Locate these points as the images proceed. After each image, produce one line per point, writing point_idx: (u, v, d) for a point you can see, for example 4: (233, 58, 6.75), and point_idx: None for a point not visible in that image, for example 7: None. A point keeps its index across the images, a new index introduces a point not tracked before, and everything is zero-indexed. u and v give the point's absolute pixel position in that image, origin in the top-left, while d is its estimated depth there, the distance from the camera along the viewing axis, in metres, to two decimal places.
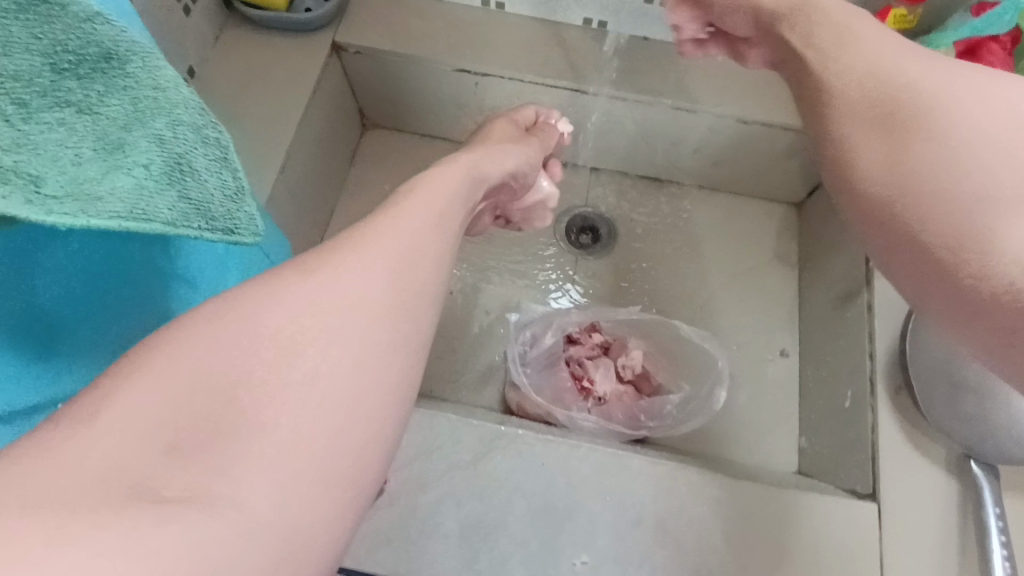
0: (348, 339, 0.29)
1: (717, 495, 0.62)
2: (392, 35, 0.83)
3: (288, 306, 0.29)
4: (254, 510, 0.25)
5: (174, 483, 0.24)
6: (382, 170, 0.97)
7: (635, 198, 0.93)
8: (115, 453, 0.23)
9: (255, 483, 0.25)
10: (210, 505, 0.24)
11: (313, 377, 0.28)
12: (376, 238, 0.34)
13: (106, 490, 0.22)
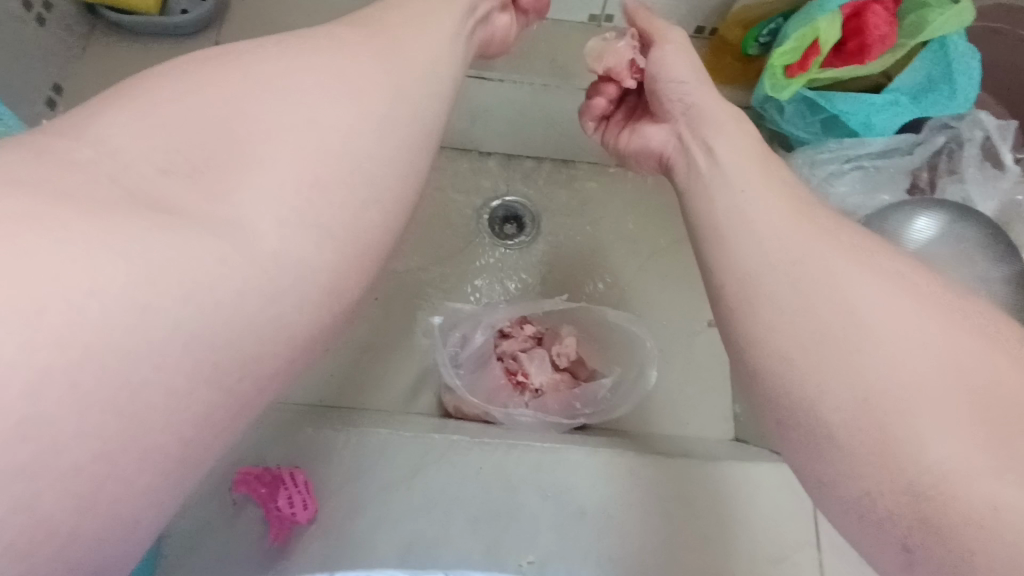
0: (312, 114, 0.36)
1: (656, 475, 0.63)
2: (280, 33, 0.78)
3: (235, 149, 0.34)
4: (239, 224, 0.32)
5: (169, 194, 0.31)
6: None
7: (555, 183, 0.92)
8: (116, 186, 0.30)
9: (240, 193, 0.33)
10: (204, 218, 0.31)
11: (279, 139, 0.35)
12: (315, 53, 0.39)
13: (117, 194, 0.30)
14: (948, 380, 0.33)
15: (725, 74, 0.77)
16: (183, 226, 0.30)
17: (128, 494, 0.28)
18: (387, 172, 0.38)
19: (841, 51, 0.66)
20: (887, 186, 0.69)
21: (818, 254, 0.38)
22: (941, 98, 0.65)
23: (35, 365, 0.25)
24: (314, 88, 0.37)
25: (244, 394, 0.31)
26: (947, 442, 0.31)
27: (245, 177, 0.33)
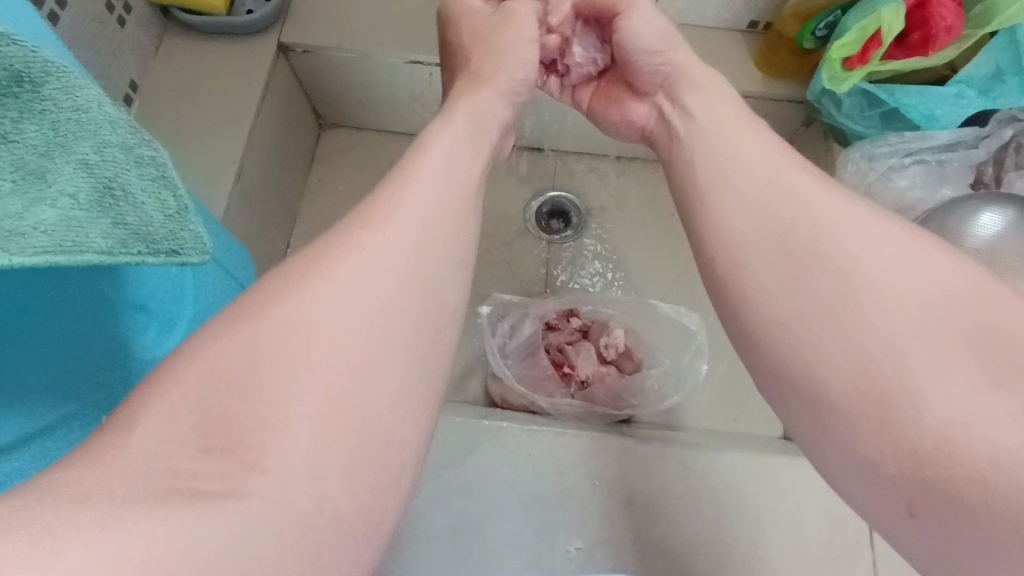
0: (370, 355, 0.31)
1: (706, 473, 0.62)
2: (339, 31, 0.81)
3: (320, 307, 0.31)
4: (282, 507, 0.27)
5: (208, 478, 0.26)
6: (341, 170, 0.95)
7: (603, 176, 0.93)
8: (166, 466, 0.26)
9: (289, 458, 0.28)
10: (253, 498, 0.26)
11: (341, 375, 0.30)
12: (423, 175, 0.38)
13: (153, 488, 0.25)
14: (982, 367, 0.29)
15: (780, 68, 0.77)
16: (233, 516, 0.26)
17: None
18: (436, 315, 0.34)
19: (903, 43, 0.65)
20: (951, 181, 0.67)
21: (826, 202, 0.36)
22: (1008, 92, 0.63)
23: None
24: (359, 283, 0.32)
25: None
26: (969, 415, 0.28)
27: (332, 343, 0.30)
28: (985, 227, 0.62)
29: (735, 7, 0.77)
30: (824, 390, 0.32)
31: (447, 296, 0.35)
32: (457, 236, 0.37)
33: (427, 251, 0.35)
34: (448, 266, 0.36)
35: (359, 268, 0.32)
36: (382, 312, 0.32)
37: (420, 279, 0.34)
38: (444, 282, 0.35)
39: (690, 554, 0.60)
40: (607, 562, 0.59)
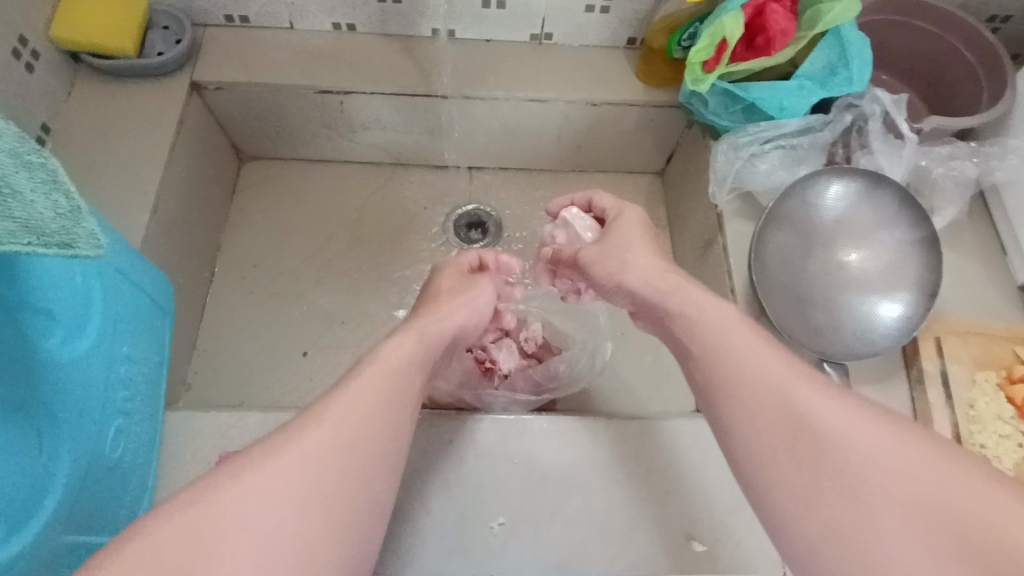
0: (296, 526, 0.39)
1: (617, 443, 0.68)
2: (251, 69, 0.85)
3: (248, 487, 0.39)
4: None
5: None
6: (263, 201, 0.98)
7: (516, 188, 1.01)
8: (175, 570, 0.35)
9: None
10: None
11: (261, 543, 0.37)
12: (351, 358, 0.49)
13: None
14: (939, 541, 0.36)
15: (658, 78, 0.86)
16: None
17: None
18: (359, 484, 0.43)
19: (751, 47, 0.74)
20: (806, 161, 0.76)
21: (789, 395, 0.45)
22: (843, 82, 0.72)
23: None
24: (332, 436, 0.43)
25: None
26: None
27: (259, 520, 0.38)
28: (829, 197, 0.73)
29: (613, 27, 0.86)
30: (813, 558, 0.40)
31: (371, 461, 0.44)
32: (381, 409, 0.46)
33: (346, 428, 0.44)
34: (371, 442, 0.44)
35: (288, 450, 0.41)
36: (306, 486, 0.40)
37: (341, 452, 0.43)
38: (369, 454, 0.44)
39: (605, 518, 0.65)
40: (531, 534, 0.64)
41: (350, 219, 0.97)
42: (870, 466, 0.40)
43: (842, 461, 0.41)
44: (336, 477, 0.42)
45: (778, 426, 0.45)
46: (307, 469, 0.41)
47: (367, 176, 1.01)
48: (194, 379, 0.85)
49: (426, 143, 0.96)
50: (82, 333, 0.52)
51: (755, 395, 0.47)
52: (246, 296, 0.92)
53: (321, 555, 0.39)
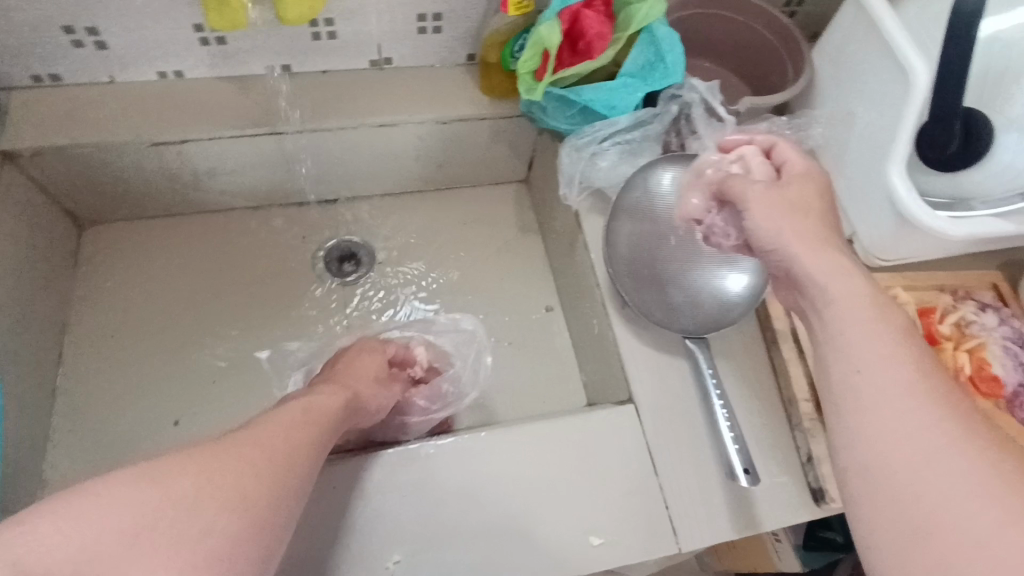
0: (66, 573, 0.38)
1: (502, 456, 0.68)
2: (68, 129, 0.80)
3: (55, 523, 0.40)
4: None
5: None
6: (111, 266, 0.91)
7: (385, 213, 1.00)
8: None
9: None
10: None
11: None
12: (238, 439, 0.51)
13: None
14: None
15: (501, 89, 0.88)
16: None
17: None
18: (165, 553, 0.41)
19: (575, 51, 0.77)
20: (643, 152, 0.80)
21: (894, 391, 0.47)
22: (661, 75, 0.76)
23: None
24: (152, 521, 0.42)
25: None
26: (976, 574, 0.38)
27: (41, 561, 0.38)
28: (664, 183, 0.76)
29: (448, 45, 0.87)
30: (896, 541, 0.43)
31: (191, 535, 0.43)
32: (232, 486, 0.47)
33: (182, 495, 0.44)
34: (201, 513, 0.44)
35: (115, 498, 0.42)
36: (105, 540, 0.40)
37: (164, 513, 0.43)
38: (192, 524, 0.43)
39: (501, 532, 0.65)
40: (428, 565, 0.63)
41: (213, 270, 0.92)
42: (955, 471, 0.42)
43: (916, 453, 0.44)
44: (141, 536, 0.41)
45: (877, 411, 0.47)
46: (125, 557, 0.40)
47: (224, 223, 0.96)
48: (53, 473, 0.78)
49: (282, 183, 0.93)
50: None
51: (873, 383, 0.48)
52: (102, 372, 0.85)
53: None
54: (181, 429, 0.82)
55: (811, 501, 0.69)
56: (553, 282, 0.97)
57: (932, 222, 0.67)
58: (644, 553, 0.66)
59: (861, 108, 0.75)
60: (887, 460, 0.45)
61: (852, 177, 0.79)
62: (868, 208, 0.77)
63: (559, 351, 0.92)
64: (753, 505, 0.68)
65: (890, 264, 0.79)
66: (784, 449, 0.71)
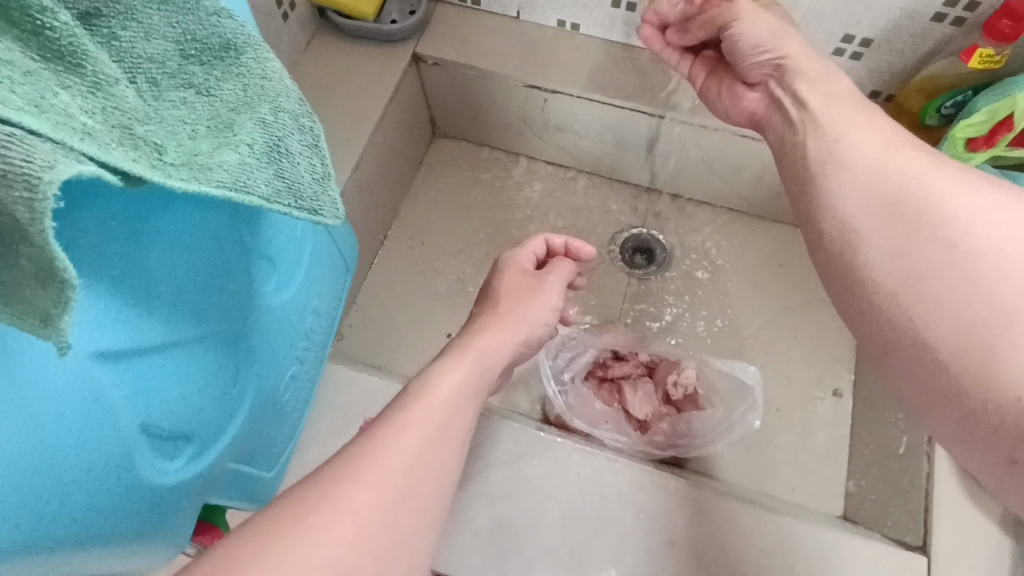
0: (405, 470, 0.44)
1: (757, 537, 0.61)
2: (467, 51, 0.87)
3: (379, 440, 0.44)
4: (344, 538, 0.39)
5: (322, 511, 0.39)
6: (445, 179, 1.00)
7: (695, 221, 0.95)
8: (378, 494, 0.41)
9: (351, 511, 0.40)
10: (323, 531, 0.38)
11: (378, 474, 0.42)
12: (445, 367, 0.53)
13: (310, 501, 0.40)
14: None
15: None
16: (336, 517, 0.39)
17: (324, 556, 0.37)
18: (439, 450, 0.47)
19: None
20: None
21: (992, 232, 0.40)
22: None
23: (295, 519, 0.38)
24: (417, 449, 0.45)
25: (368, 530, 0.40)
26: None
27: (370, 461, 0.43)
28: None
29: (858, 76, 0.76)
30: (928, 345, 0.39)
31: (445, 433, 0.48)
32: (456, 421, 0.50)
33: (440, 434, 0.48)
34: (439, 454, 0.47)
35: (416, 432, 0.46)
36: (411, 448, 0.45)
37: (420, 436, 0.46)
38: (442, 460, 0.47)
39: None
40: None
41: (523, 214, 0.97)
42: None
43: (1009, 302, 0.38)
44: (429, 450, 0.46)
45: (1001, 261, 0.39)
46: (441, 403, 0.49)
47: (546, 174, 1.00)
48: (346, 332, 0.89)
49: (614, 157, 0.93)
50: (294, 275, 0.51)
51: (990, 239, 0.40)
52: (405, 264, 0.95)
53: (391, 483, 0.42)
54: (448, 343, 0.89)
55: None
56: (850, 365, 0.85)
57: None
58: None
59: None
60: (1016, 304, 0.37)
61: None
62: None
63: (829, 441, 0.81)
64: None
65: None
66: None
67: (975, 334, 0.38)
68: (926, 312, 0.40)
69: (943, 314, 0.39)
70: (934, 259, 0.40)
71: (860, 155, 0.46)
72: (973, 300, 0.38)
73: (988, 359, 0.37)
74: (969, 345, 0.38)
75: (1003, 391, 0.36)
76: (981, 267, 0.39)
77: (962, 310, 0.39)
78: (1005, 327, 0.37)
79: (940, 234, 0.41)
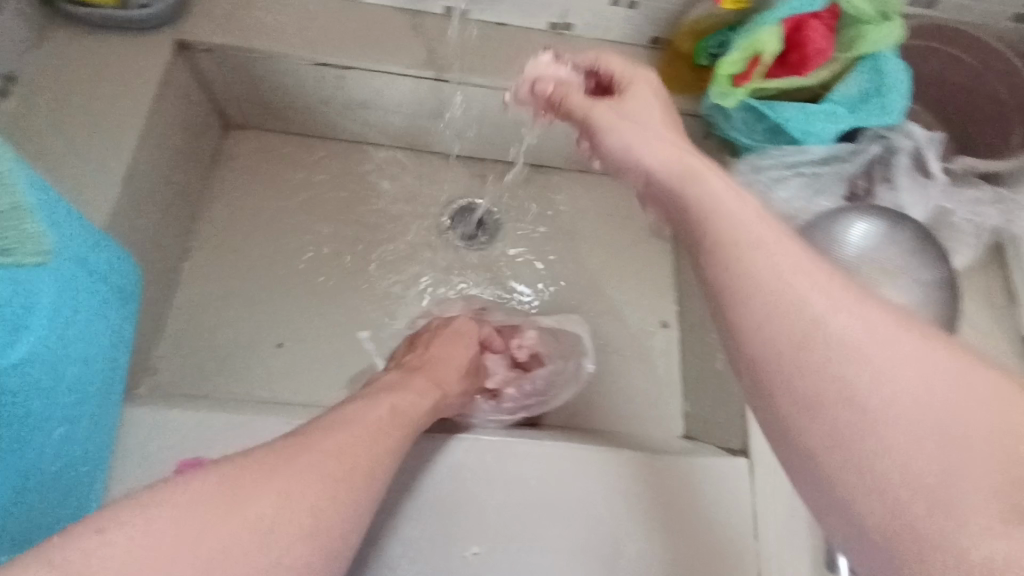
0: (320, 466, 0.44)
1: (603, 479, 0.64)
2: (240, 32, 0.78)
3: (307, 439, 0.46)
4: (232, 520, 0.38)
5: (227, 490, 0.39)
6: (247, 176, 0.91)
7: (518, 183, 0.95)
8: (283, 482, 0.41)
9: (255, 491, 0.40)
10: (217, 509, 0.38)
11: (291, 462, 0.43)
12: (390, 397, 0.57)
13: (221, 481, 0.40)
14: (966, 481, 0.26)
15: (680, 82, 0.80)
16: (232, 498, 0.39)
17: (211, 542, 0.37)
18: (364, 458, 0.47)
19: (784, 63, 0.70)
20: (826, 192, 0.72)
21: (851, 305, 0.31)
22: (876, 113, 0.67)
23: (196, 498, 0.38)
24: (338, 457, 0.45)
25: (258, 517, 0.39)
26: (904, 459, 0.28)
27: (291, 453, 0.43)
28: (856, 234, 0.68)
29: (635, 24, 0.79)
30: (803, 446, 0.31)
31: (371, 446, 0.49)
32: (386, 435, 0.51)
33: (369, 446, 0.49)
34: (360, 460, 0.47)
35: (347, 440, 0.47)
36: (336, 451, 0.46)
37: (344, 445, 0.47)
38: (361, 464, 0.47)
39: (581, 555, 0.62)
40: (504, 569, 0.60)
41: (341, 201, 0.92)
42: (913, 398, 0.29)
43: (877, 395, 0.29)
44: (351, 459, 0.46)
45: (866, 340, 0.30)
46: (377, 422, 0.51)
47: (359, 155, 0.94)
48: (159, 363, 0.80)
49: (425, 129, 0.90)
50: None
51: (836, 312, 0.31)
52: (217, 276, 0.86)
53: (305, 477, 0.42)
54: (281, 353, 0.82)
55: None
56: (673, 296, 0.91)
57: None
58: None
59: None
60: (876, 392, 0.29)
61: None
62: None
63: (665, 370, 0.87)
64: None
65: None
66: None
67: (851, 442, 0.29)
68: (789, 409, 0.31)
69: (811, 417, 0.30)
70: (786, 338, 0.32)
71: (710, 224, 0.38)
72: (841, 390, 0.30)
73: (857, 468, 0.29)
74: (838, 450, 0.29)
75: (872, 504, 0.28)
76: (906, 441, 0.28)
77: (823, 404, 0.30)
78: (879, 433, 0.28)
79: (784, 308, 0.33)
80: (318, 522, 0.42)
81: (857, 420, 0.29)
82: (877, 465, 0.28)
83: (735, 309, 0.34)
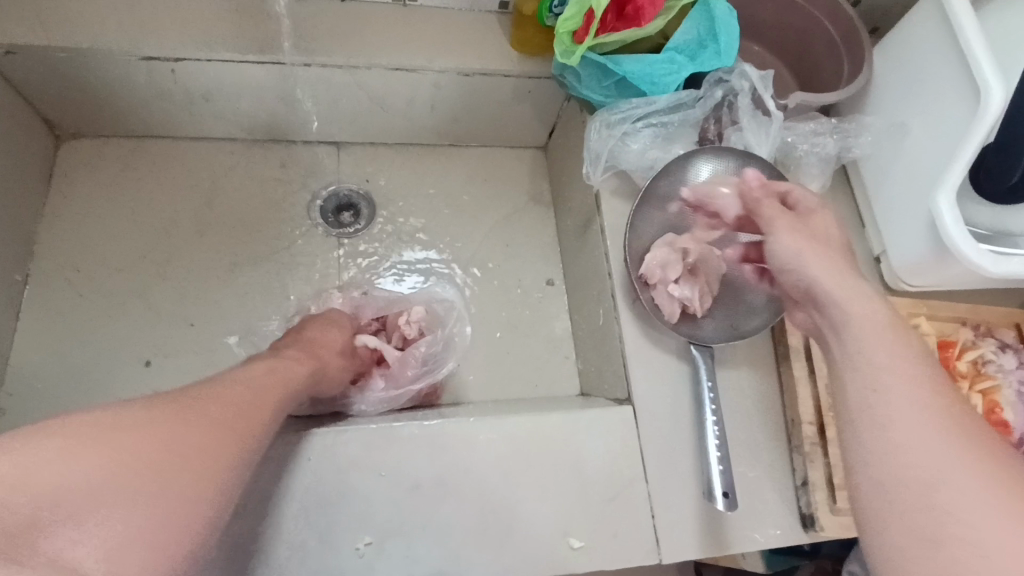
0: (142, 441, 0.42)
1: (492, 448, 0.64)
2: (45, 27, 0.70)
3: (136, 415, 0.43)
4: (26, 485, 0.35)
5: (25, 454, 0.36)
6: (89, 185, 0.84)
7: (390, 164, 0.93)
8: (94, 454, 0.39)
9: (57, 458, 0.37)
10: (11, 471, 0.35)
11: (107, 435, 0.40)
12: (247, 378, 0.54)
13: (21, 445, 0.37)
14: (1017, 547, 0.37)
15: (532, 43, 0.80)
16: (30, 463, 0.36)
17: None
18: (204, 438, 0.45)
19: (621, 15, 0.70)
20: (678, 139, 0.74)
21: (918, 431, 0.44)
22: (713, 56, 0.70)
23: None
24: (174, 437, 0.43)
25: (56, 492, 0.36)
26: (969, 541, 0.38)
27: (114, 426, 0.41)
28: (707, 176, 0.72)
29: None
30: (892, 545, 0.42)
31: (216, 428, 0.47)
32: (235, 415, 0.49)
33: (211, 425, 0.47)
34: (199, 440, 0.45)
35: (183, 418, 0.45)
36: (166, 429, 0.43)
37: (186, 428, 0.45)
38: (198, 443, 0.45)
39: (477, 526, 0.62)
40: (401, 553, 0.60)
41: (201, 202, 0.86)
42: (963, 486, 0.40)
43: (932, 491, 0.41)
44: (194, 441, 0.44)
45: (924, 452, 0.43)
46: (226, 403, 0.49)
47: (215, 150, 0.89)
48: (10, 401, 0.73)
49: (281, 117, 0.86)
50: None
51: (930, 430, 0.43)
52: (69, 298, 0.79)
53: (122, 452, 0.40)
54: (151, 372, 0.77)
55: (799, 527, 0.67)
56: (559, 259, 0.92)
57: (973, 253, 0.61)
58: (624, 563, 0.63)
59: (915, 121, 0.70)
60: (940, 484, 0.41)
61: (888, 198, 0.74)
62: (900, 232, 0.73)
63: (558, 333, 0.88)
64: (740, 526, 0.66)
65: (913, 289, 0.75)
66: (778, 471, 0.69)
67: (925, 539, 0.40)
68: (884, 521, 0.43)
69: (900, 525, 0.42)
70: (894, 460, 0.44)
71: (883, 347, 0.50)
72: (914, 489, 0.42)
73: (933, 555, 0.39)
74: (914, 546, 0.40)
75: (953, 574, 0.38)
76: (970, 526, 0.39)
77: (906, 507, 0.42)
78: (940, 530, 0.40)
79: (882, 434, 0.45)
80: (133, 503, 0.39)
81: (925, 513, 0.41)
82: (943, 545, 0.39)
83: (864, 442, 0.46)
